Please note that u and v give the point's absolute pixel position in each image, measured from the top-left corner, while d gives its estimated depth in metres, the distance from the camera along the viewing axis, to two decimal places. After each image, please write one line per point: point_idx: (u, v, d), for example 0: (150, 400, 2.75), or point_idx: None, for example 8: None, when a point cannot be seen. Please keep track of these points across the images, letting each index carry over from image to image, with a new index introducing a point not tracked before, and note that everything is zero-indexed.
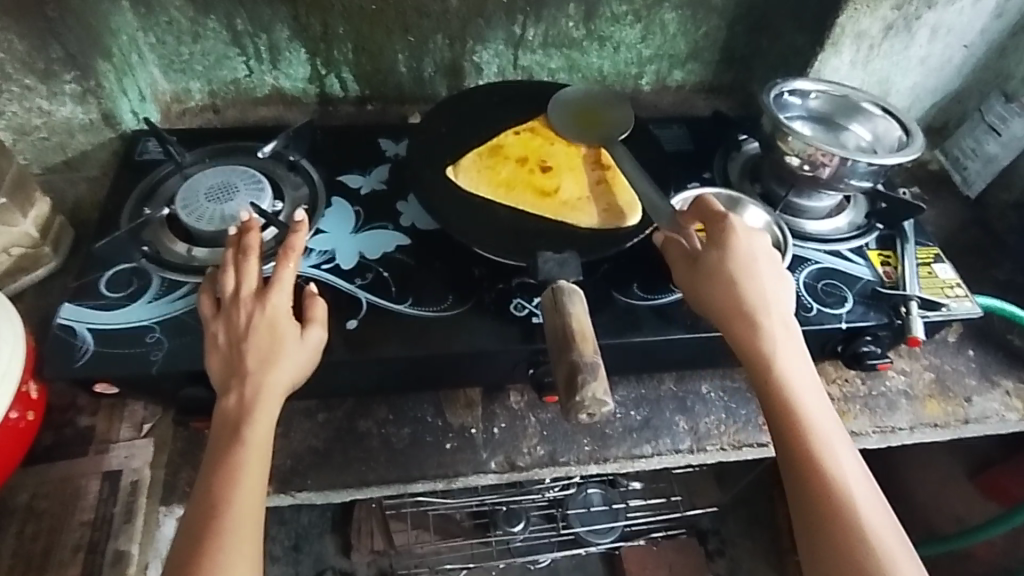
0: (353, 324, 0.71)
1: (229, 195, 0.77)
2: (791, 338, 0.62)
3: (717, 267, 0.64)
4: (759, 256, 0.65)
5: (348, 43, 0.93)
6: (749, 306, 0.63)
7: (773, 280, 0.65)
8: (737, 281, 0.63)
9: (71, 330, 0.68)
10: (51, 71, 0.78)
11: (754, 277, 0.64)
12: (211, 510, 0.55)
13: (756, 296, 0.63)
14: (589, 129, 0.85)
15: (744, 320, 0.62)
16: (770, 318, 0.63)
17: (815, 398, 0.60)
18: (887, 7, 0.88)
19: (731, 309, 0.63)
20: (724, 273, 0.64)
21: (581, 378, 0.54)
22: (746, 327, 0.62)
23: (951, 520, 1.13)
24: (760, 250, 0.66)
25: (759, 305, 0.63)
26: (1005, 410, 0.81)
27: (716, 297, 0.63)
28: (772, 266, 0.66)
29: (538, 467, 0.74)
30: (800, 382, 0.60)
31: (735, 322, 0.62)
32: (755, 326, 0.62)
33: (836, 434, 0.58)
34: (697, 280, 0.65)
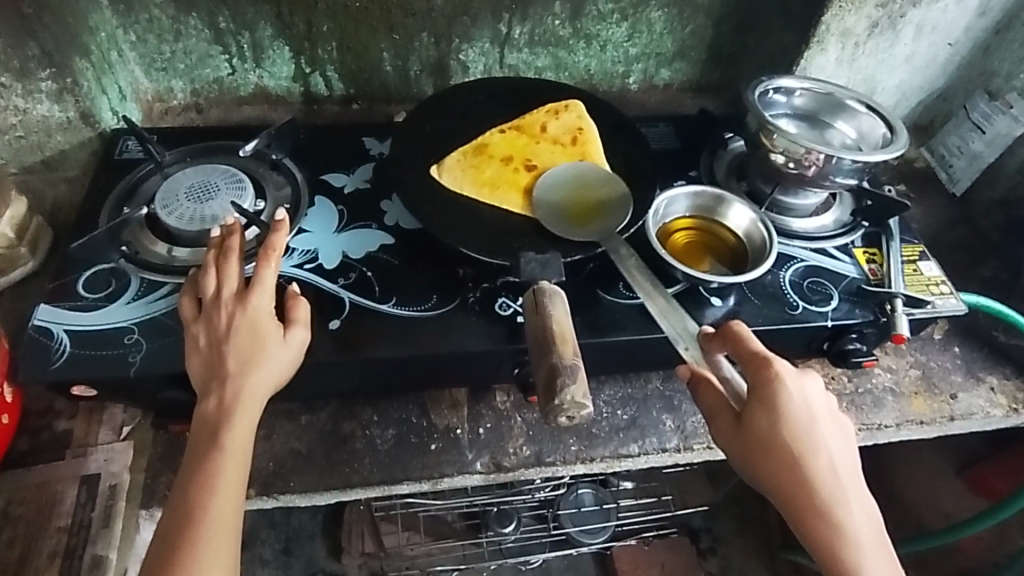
0: (336, 325, 0.70)
1: (210, 194, 0.76)
2: (857, 504, 0.58)
3: (772, 436, 0.57)
4: (813, 409, 0.58)
5: (332, 41, 0.92)
6: (813, 483, 0.57)
7: (829, 433, 0.59)
8: (795, 453, 0.57)
9: (47, 332, 0.67)
10: (27, 70, 0.77)
11: (814, 442, 0.58)
12: (186, 516, 0.54)
13: (820, 468, 0.57)
14: (573, 125, 0.83)
15: (810, 502, 0.57)
16: (835, 491, 0.57)
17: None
18: (872, 6, 0.88)
19: (794, 490, 0.57)
20: (781, 446, 0.57)
21: (560, 382, 0.53)
22: (812, 509, 0.57)
23: (938, 517, 1.13)
24: (813, 399, 0.59)
25: (823, 477, 0.57)
26: (991, 406, 0.81)
27: (773, 474, 0.57)
28: (826, 414, 0.59)
29: (524, 467, 0.74)
30: (874, 563, 0.56)
31: (797, 506, 0.57)
32: (823, 504, 0.57)
33: None
34: (747, 449, 0.58)
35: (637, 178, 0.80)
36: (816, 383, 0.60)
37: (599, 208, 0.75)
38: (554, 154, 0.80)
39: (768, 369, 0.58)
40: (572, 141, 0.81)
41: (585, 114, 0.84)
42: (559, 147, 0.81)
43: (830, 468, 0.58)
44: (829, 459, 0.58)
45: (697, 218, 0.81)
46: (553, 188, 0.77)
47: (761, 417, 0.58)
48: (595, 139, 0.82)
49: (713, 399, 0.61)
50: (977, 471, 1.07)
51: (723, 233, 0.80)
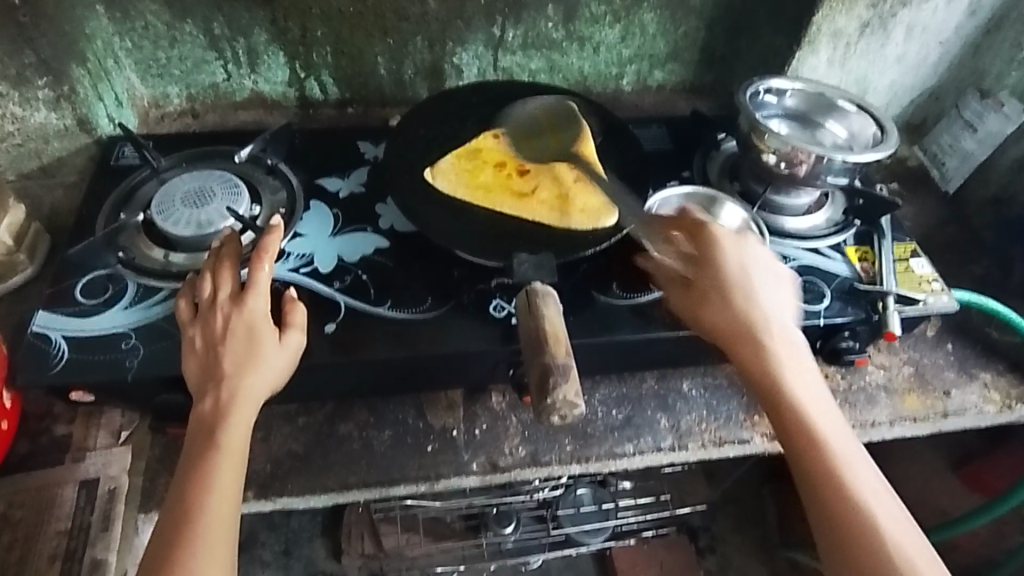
0: (332, 327, 0.70)
1: (206, 199, 0.77)
2: (791, 345, 0.61)
3: (710, 285, 0.63)
4: (749, 260, 0.64)
5: (327, 46, 0.92)
6: (750, 318, 0.61)
7: (769, 281, 0.64)
8: (732, 294, 0.62)
9: (46, 337, 0.68)
10: (24, 77, 0.77)
11: (749, 285, 0.63)
12: (184, 516, 0.55)
13: (754, 306, 0.62)
14: (562, 120, 0.83)
15: (744, 338, 0.61)
16: (769, 329, 0.61)
17: (824, 405, 0.59)
18: (862, 6, 0.89)
19: (730, 326, 0.61)
20: (719, 288, 0.63)
21: (552, 381, 0.54)
22: (747, 345, 0.61)
23: (934, 514, 1.14)
24: (750, 252, 0.65)
25: (757, 314, 0.62)
26: (983, 403, 0.81)
27: (712, 317, 0.62)
28: (765, 267, 0.65)
29: (519, 468, 0.74)
30: (808, 393, 0.59)
31: (734, 346, 0.61)
32: (758, 340, 0.61)
33: (857, 453, 0.57)
34: (692, 299, 0.64)
35: (630, 179, 0.81)
36: (754, 243, 0.66)
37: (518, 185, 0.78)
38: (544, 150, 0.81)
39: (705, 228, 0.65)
40: (560, 138, 0.81)
41: (573, 109, 0.83)
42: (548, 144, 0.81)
43: (765, 308, 0.62)
44: (765, 300, 0.63)
45: None
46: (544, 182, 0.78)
47: (702, 268, 0.64)
48: (585, 133, 0.81)
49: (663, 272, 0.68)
50: (971, 468, 1.08)
51: None
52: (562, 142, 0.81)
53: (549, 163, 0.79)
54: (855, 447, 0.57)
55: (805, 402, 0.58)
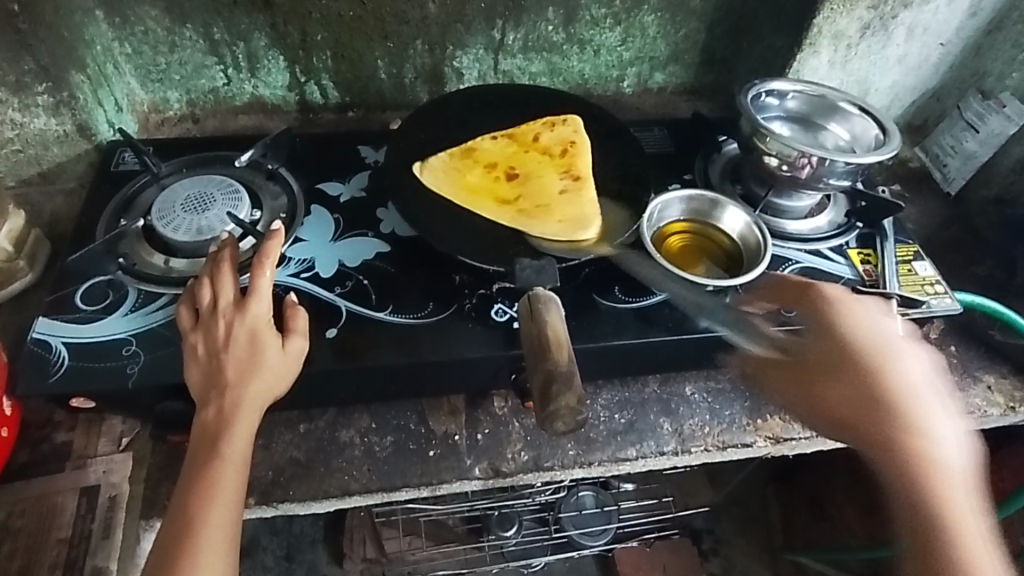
0: (333, 333, 0.70)
1: (206, 205, 0.77)
2: (937, 414, 0.65)
3: (838, 342, 0.69)
4: (880, 331, 0.70)
5: (327, 50, 0.92)
6: (888, 388, 0.66)
7: (913, 354, 0.68)
8: (876, 364, 0.67)
9: (47, 345, 0.67)
10: (23, 84, 0.77)
11: (893, 357, 0.68)
12: (187, 525, 0.55)
13: (897, 377, 0.66)
14: (566, 138, 0.83)
15: (879, 405, 0.65)
16: (906, 398, 0.65)
17: (955, 473, 0.61)
18: (863, 8, 0.88)
19: (868, 394, 0.66)
20: (853, 357, 0.68)
21: (555, 389, 0.53)
22: (871, 413, 0.65)
23: None
24: (877, 321, 0.71)
25: (900, 382, 0.66)
26: (988, 405, 0.81)
27: (839, 387, 0.67)
28: (904, 338, 0.70)
29: (522, 473, 0.74)
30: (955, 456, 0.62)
31: (853, 417, 0.66)
32: (886, 411, 0.64)
33: (969, 497, 0.60)
34: (784, 369, 0.71)
35: (631, 182, 0.80)
36: (886, 312, 0.73)
37: (504, 191, 0.78)
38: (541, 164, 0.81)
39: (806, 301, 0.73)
40: (561, 153, 0.82)
41: (580, 128, 0.84)
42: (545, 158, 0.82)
43: (912, 377, 0.67)
44: (906, 371, 0.67)
45: (692, 222, 0.82)
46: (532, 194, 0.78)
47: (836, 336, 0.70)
48: (586, 152, 0.81)
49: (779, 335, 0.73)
50: None
51: (717, 235, 0.80)
52: (560, 158, 0.81)
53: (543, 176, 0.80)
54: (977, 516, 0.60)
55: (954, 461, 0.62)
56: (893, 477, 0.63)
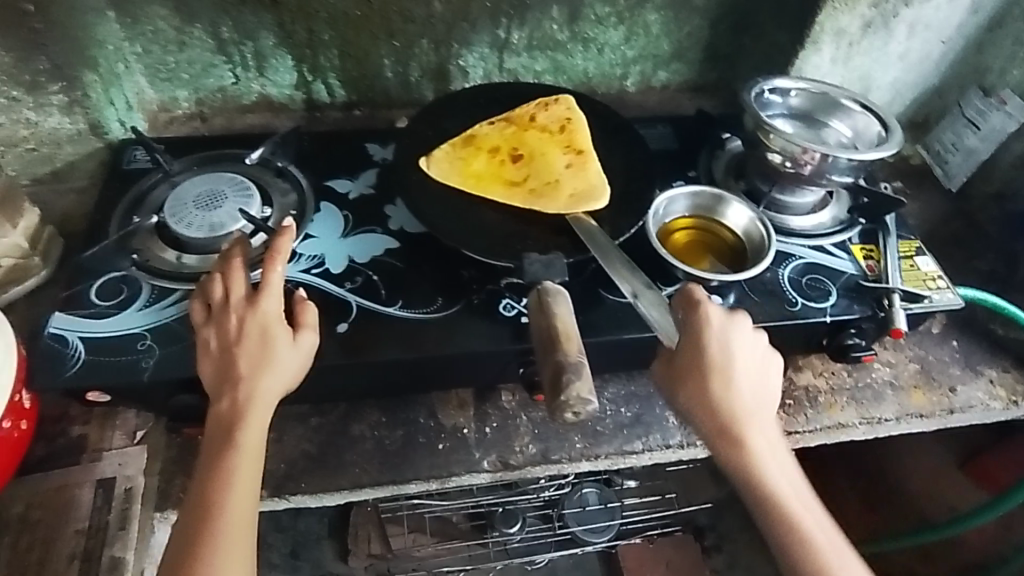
0: (344, 328, 0.71)
1: (217, 202, 0.78)
2: (766, 435, 0.63)
3: (687, 364, 0.64)
4: (731, 349, 0.64)
5: (334, 49, 0.93)
6: (724, 411, 0.63)
7: (746, 374, 0.64)
8: (712, 387, 0.63)
9: (62, 339, 0.69)
10: (38, 83, 0.79)
11: (722, 380, 0.63)
12: (204, 515, 0.56)
13: (698, 397, 0.63)
14: (563, 114, 0.84)
15: (718, 427, 0.63)
16: (748, 418, 0.63)
17: (800, 494, 0.62)
18: (865, 5, 0.89)
19: (709, 416, 0.63)
20: (698, 376, 0.63)
21: (565, 379, 0.54)
22: (729, 435, 0.62)
23: (943, 509, 1.14)
24: (735, 337, 0.64)
25: (736, 404, 0.63)
26: (989, 398, 0.82)
27: (694, 403, 0.63)
28: (742, 358, 0.64)
29: (530, 466, 0.75)
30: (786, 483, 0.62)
31: (729, 434, 0.62)
32: (736, 432, 0.62)
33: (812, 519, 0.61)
34: (678, 375, 0.64)
35: (636, 178, 0.81)
36: (746, 328, 0.65)
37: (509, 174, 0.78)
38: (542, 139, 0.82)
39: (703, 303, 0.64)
40: (560, 129, 0.82)
41: (575, 105, 0.84)
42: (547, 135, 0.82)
43: (748, 403, 0.63)
44: (738, 391, 0.63)
45: (697, 217, 0.83)
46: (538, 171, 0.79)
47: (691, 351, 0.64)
48: (584, 127, 0.82)
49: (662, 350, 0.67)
50: (978, 464, 1.08)
51: (721, 231, 0.81)
52: (561, 134, 0.82)
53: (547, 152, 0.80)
54: (825, 535, 0.60)
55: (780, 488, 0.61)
56: (753, 495, 0.62)
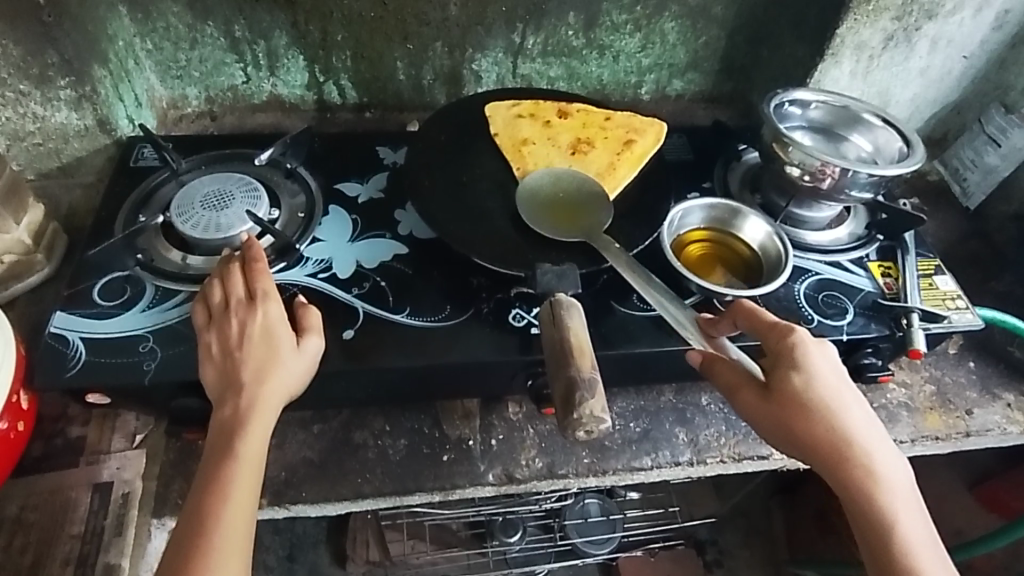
0: (350, 333, 0.70)
1: (225, 202, 0.77)
2: (880, 453, 0.59)
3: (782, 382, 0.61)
4: (830, 376, 0.61)
5: (347, 50, 0.92)
6: (832, 436, 0.59)
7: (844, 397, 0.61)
8: (817, 413, 0.59)
9: (63, 339, 0.67)
10: (46, 77, 0.77)
11: (825, 398, 0.60)
12: (202, 525, 0.54)
13: (823, 402, 0.60)
14: (554, 107, 0.86)
15: (834, 451, 0.59)
16: (868, 448, 0.59)
17: (904, 508, 0.58)
18: (887, 18, 0.88)
19: (819, 443, 0.59)
20: (805, 408, 0.60)
21: (578, 396, 0.53)
22: (823, 444, 0.59)
23: (950, 533, 1.10)
24: (831, 364, 0.61)
25: (828, 419, 0.59)
26: (1007, 423, 0.80)
27: (783, 409, 0.60)
28: (839, 379, 0.61)
29: (536, 480, 0.73)
30: (909, 521, 0.57)
31: (841, 465, 0.59)
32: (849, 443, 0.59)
33: (911, 519, 0.57)
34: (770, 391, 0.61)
35: (651, 189, 0.80)
36: (832, 356, 0.62)
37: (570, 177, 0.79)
38: (564, 129, 0.84)
39: (793, 331, 0.62)
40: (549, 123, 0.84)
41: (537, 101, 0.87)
42: (569, 125, 0.84)
43: (857, 429, 0.60)
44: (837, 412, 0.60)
45: (712, 230, 0.81)
46: (547, 189, 0.78)
47: (794, 379, 0.60)
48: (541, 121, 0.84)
49: (723, 369, 0.64)
50: (987, 489, 1.08)
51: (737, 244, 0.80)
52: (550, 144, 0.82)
53: (557, 144, 0.82)
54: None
55: (905, 530, 0.57)
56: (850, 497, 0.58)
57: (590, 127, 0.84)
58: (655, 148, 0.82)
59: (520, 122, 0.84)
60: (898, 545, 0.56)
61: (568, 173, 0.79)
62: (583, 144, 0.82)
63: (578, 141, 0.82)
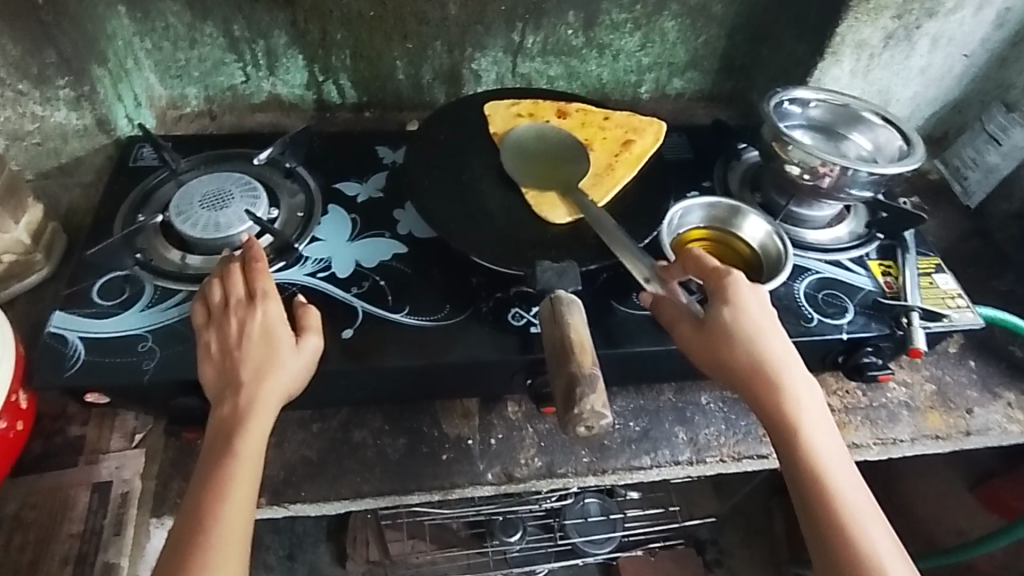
0: (349, 333, 0.70)
1: (224, 202, 0.76)
2: (804, 384, 0.60)
3: (716, 318, 0.61)
4: (760, 313, 0.62)
5: (346, 50, 0.92)
6: (758, 366, 0.60)
7: (772, 332, 0.61)
8: (743, 345, 0.60)
9: (62, 338, 0.67)
10: (45, 76, 0.77)
11: (754, 332, 0.61)
12: (200, 525, 0.54)
13: (751, 336, 0.61)
14: (553, 108, 0.86)
15: (761, 382, 0.60)
16: (794, 384, 0.60)
17: (823, 437, 0.59)
18: (888, 17, 0.87)
19: (745, 375, 0.60)
20: (732, 340, 0.60)
21: (579, 392, 0.53)
22: (749, 373, 0.60)
23: (951, 533, 1.12)
24: (761, 302, 0.63)
25: (756, 351, 0.60)
26: (1007, 422, 0.80)
27: (715, 342, 0.61)
28: (768, 315, 0.62)
29: (535, 479, 0.73)
30: (829, 452, 0.58)
31: (766, 394, 0.59)
32: (773, 374, 0.60)
33: (833, 448, 0.58)
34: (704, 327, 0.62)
35: (651, 188, 0.80)
36: (761, 294, 0.63)
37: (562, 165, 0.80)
38: (563, 130, 0.84)
39: (727, 272, 0.63)
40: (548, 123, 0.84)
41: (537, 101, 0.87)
42: (568, 125, 0.84)
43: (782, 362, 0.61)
44: (763, 344, 0.61)
45: (712, 229, 0.81)
46: (540, 174, 0.79)
47: (724, 314, 0.61)
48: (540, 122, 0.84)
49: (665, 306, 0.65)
50: (991, 487, 1.06)
51: (737, 243, 0.79)
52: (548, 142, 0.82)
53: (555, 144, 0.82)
54: (868, 509, 0.56)
55: (822, 461, 0.57)
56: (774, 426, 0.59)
57: (589, 126, 0.84)
58: (654, 148, 0.82)
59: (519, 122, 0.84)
60: (812, 472, 0.57)
61: (566, 152, 0.81)
62: (582, 145, 0.82)
63: (576, 142, 0.82)
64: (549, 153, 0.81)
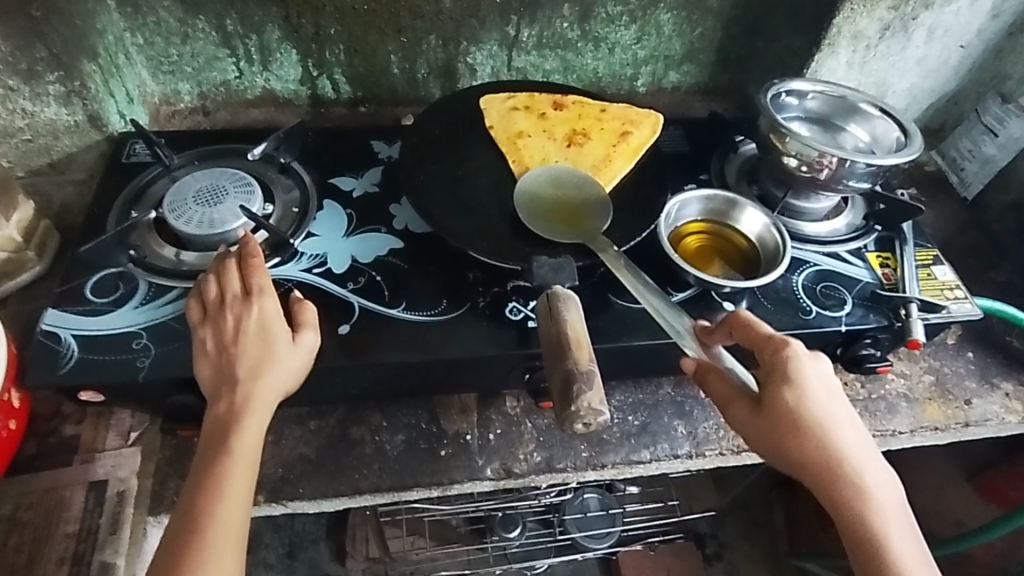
0: (345, 329, 0.69)
1: (218, 198, 0.76)
2: (875, 474, 0.58)
3: (777, 401, 0.58)
4: (824, 395, 0.59)
5: (340, 44, 0.91)
6: (826, 457, 0.57)
7: (839, 418, 0.59)
8: (809, 434, 0.58)
9: (56, 337, 0.67)
10: (35, 72, 0.76)
11: (820, 419, 0.58)
12: (195, 522, 0.54)
13: (818, 422, 0.58)
14: (550, 100, 0.86)
15: (830, 474, 0.57)
16: (862, 469, 0.58)
17: (900, 534, 0.56)
18: (884, 8, 0.87)
19: (813, 465, 0.58)
20: (797, 427, 0.58)
21: (576, 388, 0.53)
22: (817, 465, 0.57)
23: (950, 524, 1.11)
24: (825, 382, 0.59)
25: (824, 442, 0.58)
26: (1005, 412, 0.80)
27: (778, 429, 0.58)
28: (834, 397, 0.59)
29: (534, 474, 0.73)
30: (906, 549, 0.56)
31: (834, 486, 0.57)
32: (844, 466, 0.57)
33: (910, 543, 0.56)
34: (763, 410, 0.59)
35: (649, 181, 0.79)
36: (825, 371, 0.60)
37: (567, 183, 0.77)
38: (559, 121, 0.83)
39: (784, 345, 0.59)
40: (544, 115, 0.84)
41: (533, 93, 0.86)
42: (564, 117, 0.84)
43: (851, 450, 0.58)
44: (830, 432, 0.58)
45: (710, 223, 0.81)
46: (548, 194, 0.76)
47: (785, 398, 0.58)
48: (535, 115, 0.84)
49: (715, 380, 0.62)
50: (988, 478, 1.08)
51: (735, 237, 0.79)
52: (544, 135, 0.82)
53: (552, 136, 0.82)
54: None
55: (901, 561, 0.55)
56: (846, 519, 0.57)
57: (586, 120, 0.84)
58: (650, 140, 0.82)
59: (515, 115, 0.83)
60: (891, 573, 0.55)
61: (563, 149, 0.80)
62: (579, 136, 0.82)
63: (573, 133, 0.82)
64: (555, 179, 0.78)
